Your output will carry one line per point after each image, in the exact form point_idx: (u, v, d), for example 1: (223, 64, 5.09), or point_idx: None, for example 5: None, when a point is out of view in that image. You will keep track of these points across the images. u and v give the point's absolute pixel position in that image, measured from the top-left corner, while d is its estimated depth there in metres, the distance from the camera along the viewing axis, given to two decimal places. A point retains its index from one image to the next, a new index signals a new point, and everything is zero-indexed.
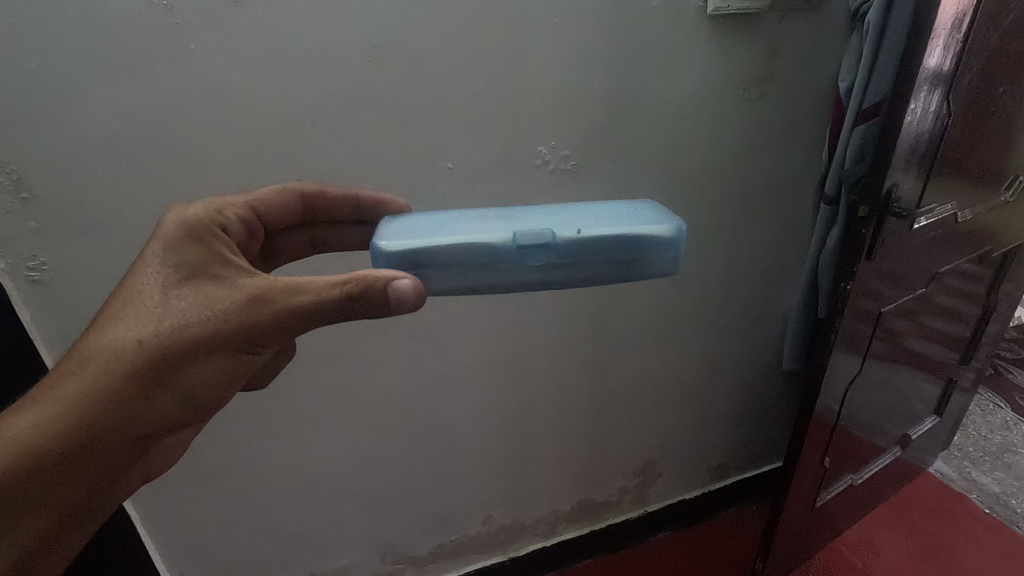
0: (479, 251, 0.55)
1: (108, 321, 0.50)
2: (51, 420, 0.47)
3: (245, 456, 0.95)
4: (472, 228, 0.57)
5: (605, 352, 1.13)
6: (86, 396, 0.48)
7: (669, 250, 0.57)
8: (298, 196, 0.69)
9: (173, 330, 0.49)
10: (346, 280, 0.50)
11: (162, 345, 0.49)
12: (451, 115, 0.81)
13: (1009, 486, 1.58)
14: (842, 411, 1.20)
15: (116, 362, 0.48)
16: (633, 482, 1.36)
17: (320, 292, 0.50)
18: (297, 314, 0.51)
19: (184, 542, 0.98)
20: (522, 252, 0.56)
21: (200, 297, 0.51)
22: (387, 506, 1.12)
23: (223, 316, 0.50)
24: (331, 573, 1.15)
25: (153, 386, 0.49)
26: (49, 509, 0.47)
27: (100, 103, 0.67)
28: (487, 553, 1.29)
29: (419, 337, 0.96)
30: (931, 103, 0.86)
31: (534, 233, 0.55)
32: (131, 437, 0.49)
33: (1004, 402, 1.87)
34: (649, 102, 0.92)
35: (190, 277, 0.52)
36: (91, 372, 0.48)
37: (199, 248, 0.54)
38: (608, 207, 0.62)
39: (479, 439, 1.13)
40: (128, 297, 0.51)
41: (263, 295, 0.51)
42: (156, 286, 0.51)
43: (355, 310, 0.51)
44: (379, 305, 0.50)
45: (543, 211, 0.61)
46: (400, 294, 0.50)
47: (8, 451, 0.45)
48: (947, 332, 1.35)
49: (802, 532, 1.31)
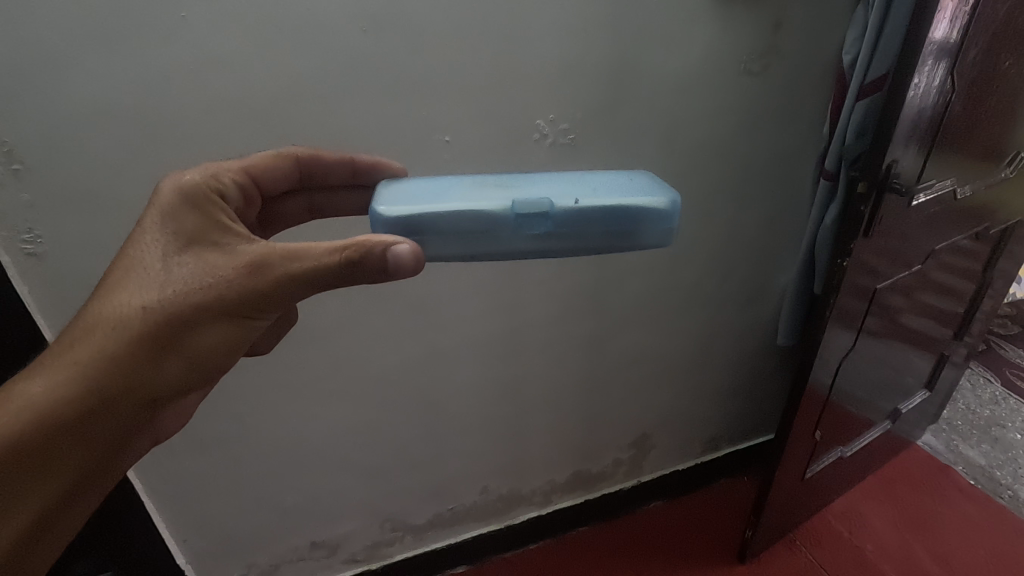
0: (479, 219, 0.55)
1: (112, 289, 0.51)
2: (63, 384, 0.48)
3: (246, 428, 0.97)
4: (472, 195, 0.57)
5: (601, 327, 1.14)
6: (93, 362, 0.49)
7: (664, 222, 0.57)
8: (294, 161, 0.68)
9: (175, 296, 0.50)
10: (346, 244, 0.50)
11: (165, 311, 0.49)
12: (448, 87, 0.80)
13: (995, 459, 1.62)
14: (835, 385, 1.22)
15: (121, 329, 0.49)
16: (628, 454, 1.39)
17: (319, 257, 0.50)
18: (297, 279, 0.50)
19: (187, 511, 1.00)
20: (520, 221, 0.55)
21: (200, 263, 0.51)
22: (386, 476, 1.14)
23: (223, 282, 0.50)
24: (332, 540, 1.18)
25: (157, 352, 0.50)
26: (67, 470, 0.49)
27: (90, 74, 0.65)
28: (484, 521, 1.32)
29: (417, 311, 0.97)
30: (935, 77, 0.85)
31: (533, 201, 0.55)
32: (139, 401, 0.50)
33: (994, 377, 1.89)
34: (650, 75, 0.91)
35: (190, 245, 0.52)
36: (98, 339, 0.49)
37: (197, 215, 0.54)
38: (605, 176, 0.61)
39: (477, 411, 1.14)
40: (131, 265, 0.52)
41: (262, 260, 0.51)
42: (157, 254, 0.52)
43: (355, 275, 0.50)
44: (379, 270, 0.50)
45: (541, 180, 0.60)
46: (399, 259, 0.50)
47: (23, 415, 0.47)
48: (942, 308, 1.36)
49: (791, 502, 1.34)
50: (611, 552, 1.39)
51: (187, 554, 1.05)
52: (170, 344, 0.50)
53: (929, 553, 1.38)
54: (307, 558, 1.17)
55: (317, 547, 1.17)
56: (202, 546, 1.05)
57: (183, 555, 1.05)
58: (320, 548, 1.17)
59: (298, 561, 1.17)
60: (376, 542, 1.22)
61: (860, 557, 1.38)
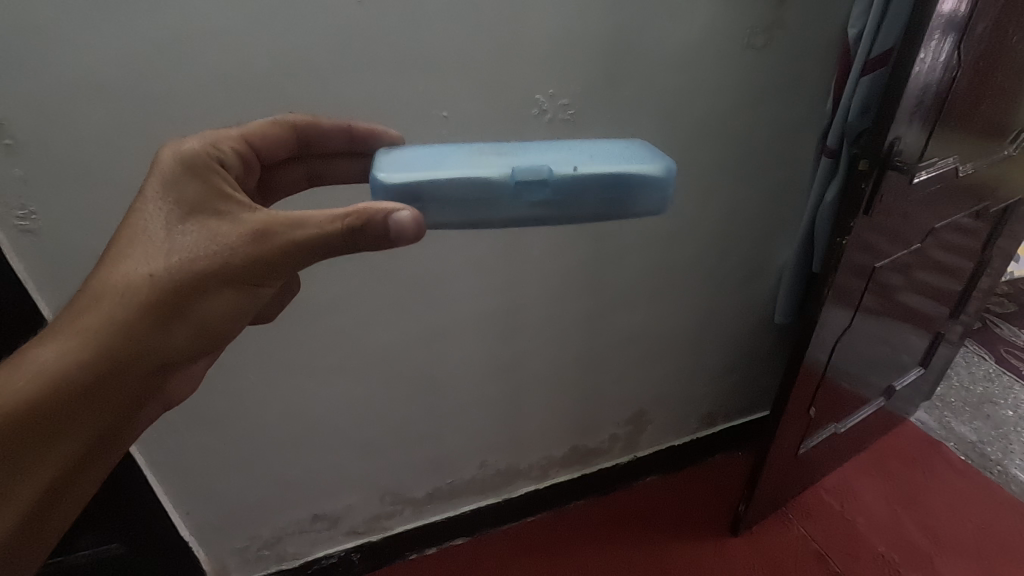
0: (478, 186, 0.55)
1: (116, 257, 0.50)
2: (75, 351, 0.48)
3: (246, 404, 0.97)
4: (471, 163, 0.56)
5: (600, 305, 1.15)
6: (103, 329, 0.49)
7: (659, 190, 0.57)
8: (292, 128, 0.67)
9: (182, 264, 0.50)
10: (350, 210, 0.50)
11: (173, 278, 0.49)
12: (447, 61, 0.79)
13: (986, 435, 1.64)
14: (831, 362, 1.23)
15: (130, 296, 0.49)
16: (624, 430, 1.41)
17: (322, 225, 0.50)
18: (301, 246, 0.50)
19: (190, 485, 1.02)
20: (520, 188, 0.55)
21: (204, 231, 0.51)
22: (386, 451, 1.16)
23: (229, 249, 0.50)
24: (332, 514, 1.20)
25: (167, 318, 0.50)
26: (85, 431, 0.49)
27: (80, 46, 0.64)
28: (482, 495, 1.35)
29: (416, 289, 0.97)
30: (941, 52, 0.84)
31: (532, 169, 0.55)
32: (153, 366, 0.51)
33: (988, 354, 1.91)
34: (651, 49, 0.89)
35: (192, 212, 0.52)
36: (107, 306, 0.49)
37: (197, 182, 0.53)
38: (603, 143, 0.61)
39: (475, 388, 1.15)
40: (134, 233, 0.51)
41: (267, 227, 0.51)
42: (160, 221, 0.51)
43: (358, 242, 0.50)
44: (381, 237, 0.50)
45: (540, 147, 0.60)
46: (401, 226, 0.50)
47: (39, 381, 0.47)
48: (940, 286, 1.36)
49: (784, 477, 1.37)
50: (607, 524, 1.42)
51: (190, 526, 1.07)
52: (181, 309, 0.50)
53: (918, 526, 1.41)
54: (309, 530, 1.20)
55: (319, 520, 1.19)
56: (205, 518, 1.07)
57: (187, 527, 1.07)
58: (321, 521, 1.19)
59: (300, 533, 1.19)
60: (376, 515, 1.24)
61: (850, 530, 1.41)
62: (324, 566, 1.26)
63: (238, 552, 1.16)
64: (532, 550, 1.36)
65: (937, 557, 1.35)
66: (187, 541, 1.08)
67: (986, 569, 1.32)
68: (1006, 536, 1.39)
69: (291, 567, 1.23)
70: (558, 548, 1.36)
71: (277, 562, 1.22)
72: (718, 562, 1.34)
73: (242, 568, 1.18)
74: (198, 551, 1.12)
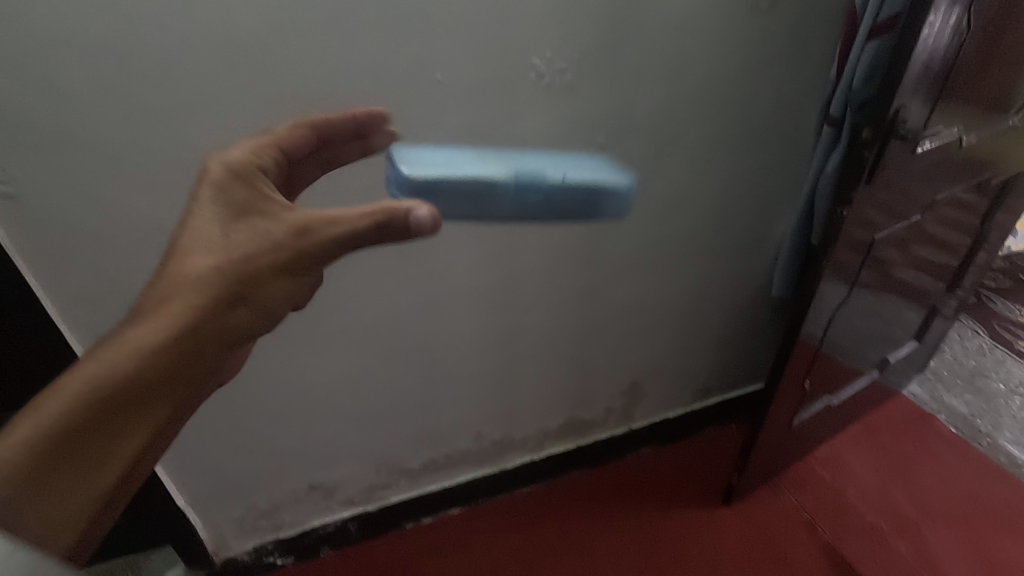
0: (485, 183, 0.60)
1: (180, 255, 0.52)
2: (152, 338, 0.49)
3: (239, 376, 0.97)
4: (478, 165, 0.63)
5: (596, 278, 1.14)
6: (178, 317, 0.50)
7: (621, 198, 0.67)
8: (311, 125, 0.67)
9: (243, 257, 0.52)
10: (385, 207, 0.53)
11: (235, 269, 0.52)
12: (441, 22, 0.76)
13: (977, 408, 1.66)
14: (826, 335, 1.23)
15: (200, 287, 0.51)
16: (619, 403, 1.41)
17: (356, 221, 0.53)
18: (339, 243, 0.53)
19: (184, 456, 1.02)
20: (519, 189, 0.62)
21: (255, 230, 0.53)
22: (381, 423, 1.16)
23: (282, 244, 0.53)
24: (328, 485, 1.20)
25: (231, 305, 0.52)
26: (164, 407, 0.51)
27: (56, 2, 0.61)
28: (478, 465, 1.36)
29: (409, 260, 0.95)
30: (951, 15, 0.81)
31: (528, 173, 0.62)
32: (220, 349, 0.53)
33: (982, 329, 1.92)
34: (653, 12, 0.86)
35: (241, 214, 0.54)
36: (180, 296, 0.51)
37: (244, 187, 0.56)
38: (575, 162, 0.71)
39: (471, 360, 1.15)
40: (194, 233, 0.53)
41: (312, 223, 0.53)
42: (216, 222, 0.54)
43: (385, 236, 0.54)
44: (403, 232, 0.53)
45: (531, 161, 0.68)
46: (420, 223, 0.53)
47: (121, 364, 0.48)
48: (937, 260, 1.35)
49: (777, 448, 1.38)
50: (601, 495, 1.44)
51: (186, 496, 1.08)
52: (240, 298, 0.52)
53: (907, 496, 1.44)
54: (305, 500, 1.20)
55: (315, 490, 1.20)
56: (200, 488, 1.08)
57: (183, 497, 1.08)
58: (318, 491, 1.20)
59: (296, 503, 1.20)
60: (372, 485, 1.25)
61: (840, 500, 1.43)
62: (321, 535, 1.27)
63: (235, 522, 1.16)
64: (527, 519, 1.38)
65: (925, 526, 1.37)
66: (183, 510, 1.09)
67: (971, 537, 1.35)
68: (992, 506, 1.42)
69: (288, 536, 1.24)
70: (552, 518, 1.38)
71: (274, 531, 1.23)
72: (710, 531, 1.36)
73: (239, 537, 1.19)
74: (195, 520, 1.12)
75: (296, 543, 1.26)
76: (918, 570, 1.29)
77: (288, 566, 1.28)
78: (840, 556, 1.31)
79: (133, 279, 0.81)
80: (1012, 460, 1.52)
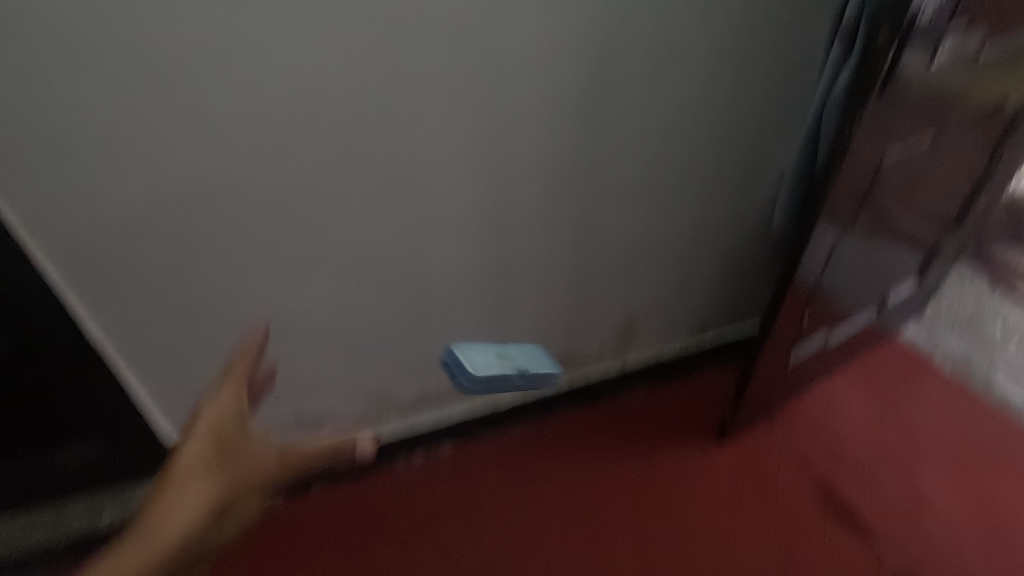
0: (501, 379, 0.96)
1: (187, 456, 0.52)
2: (169, 543, 0.49)
3: (220, 292, 0.97)
4: (495, 361, 0.99)
5: (589, 203, 1.11)
6: (190, 514, 0.50)
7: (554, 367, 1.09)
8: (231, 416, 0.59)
9: (255, 478, 0.54)
10: (346, 445, 0.60)
11: (245, 485, 0.54)
12: None
13: (972, 349, 1.65)
14: (829, 265, 1.18)
15: (212, 497, 0.51)
16: (613, 338, 1.41)
17: (329, 450, 0.60)
18: (313, 463, 0.58)
19: (165, 378, 1.04)
20: (525, 376, 0.99)
21: (257, 446, 0.55)
22: (369, 350, 1.16)
23: (285, 460, 0.56)
24: (318, 413, 1.20)
25: (233, 499, 0.53)
26: (173, 529, 0.49)
27: None
28: (470, 399, 1.35)
29: (395, 175, 0.94)
30: None
31: (528, 372, 1.00)
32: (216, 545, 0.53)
33: (983, 274, 1.90)
34: None
35: (237, 415, 0.56)
36: (196, 484, 0.51)
37: (234, 393, 0.57)
38: (529, 349, 1.07)
39: (460, 287, 1.14)
40: (195, 439, 0.53)
41: (298, 451, 0.57)
42: (219, 440, 0.54)
43: (347, 458, 0.61)
44: (356, 457, 0.62)
45: (515, 354, 1.05)
46: (365, 449, 0.62)
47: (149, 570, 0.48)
48: (945, 191, 1.30)
49: (772, 385, 1.36)
50: (595, 430, 1.41)
51: (170, 421, 1.11)
52: (234, 511, 0.53)
53: (898, 432, 1.44)
54: (293, 429, 1.20)
55: (303, 422, 1.20)
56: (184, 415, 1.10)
57: (167, 423, 1.11)
58: (307, 422, 1.20)
59: (286, 433, 1.20)
60: (362, 416, 1.25)
61: (833, 436, 1.43)
62: (311, 467, 1.26)
63: None
64: (520, 452, 1.36)
65: (915, 460, 1.38)
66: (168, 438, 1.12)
67: (961, 472, 1.36)
68: (984, 442, 1.42)
69: None
70: (545, 451, 1.37)
71: None
72: (704, 465, 1.35)
73: (228, 466, 1.21)
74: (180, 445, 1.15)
75: (287, 473, 1.25)
76: (907, 502, 1.30)
77: (277, 499, 1.26)
78: (831, 488, 1.32)
79: (111, 184, 0.81)
80: (1006, 399, 1.52)
